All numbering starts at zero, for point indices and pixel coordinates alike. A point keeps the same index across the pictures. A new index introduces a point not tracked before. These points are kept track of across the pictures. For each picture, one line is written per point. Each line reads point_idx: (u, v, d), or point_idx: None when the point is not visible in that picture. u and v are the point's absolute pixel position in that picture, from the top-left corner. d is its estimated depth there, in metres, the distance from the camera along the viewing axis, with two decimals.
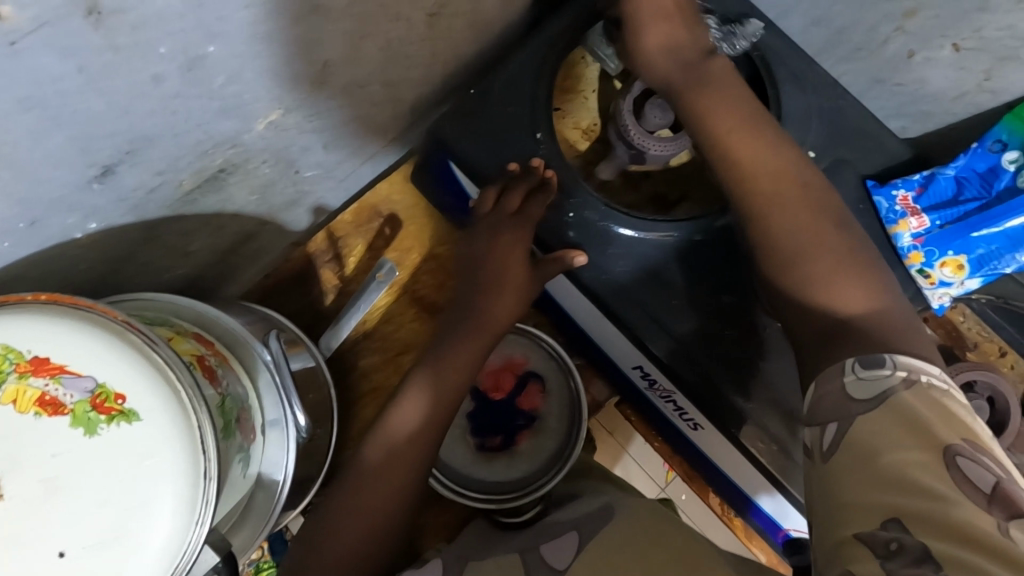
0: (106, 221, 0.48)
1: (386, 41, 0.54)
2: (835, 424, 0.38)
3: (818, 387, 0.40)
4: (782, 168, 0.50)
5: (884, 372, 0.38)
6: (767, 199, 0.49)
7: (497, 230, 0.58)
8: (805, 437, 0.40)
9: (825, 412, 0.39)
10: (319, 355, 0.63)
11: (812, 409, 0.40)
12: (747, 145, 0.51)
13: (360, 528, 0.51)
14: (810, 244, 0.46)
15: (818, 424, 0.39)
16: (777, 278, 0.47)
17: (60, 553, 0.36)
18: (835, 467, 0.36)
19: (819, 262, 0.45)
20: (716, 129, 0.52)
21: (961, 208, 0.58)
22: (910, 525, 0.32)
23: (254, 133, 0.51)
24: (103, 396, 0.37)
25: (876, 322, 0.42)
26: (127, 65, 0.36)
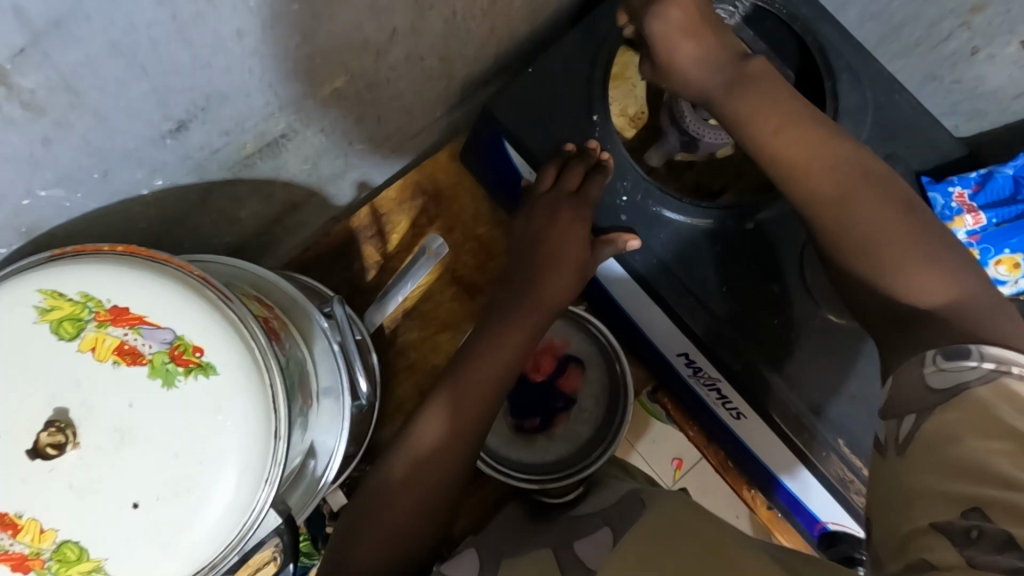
0: (171, 179, 0.48)
1: (452, 13, 0.53)
2: (911, 416, 0.39)
3: (897, 379, 0.41)
4: (827, 169, 0.46)
5: (968, 364, 0.38)
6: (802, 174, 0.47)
7: (556, 209, 0.58)
8: (881, 432, 0.41)
9: (901, 404, 0.40)
10: (364, 330, 0.62)
11: (890, 400, 0.41)
12: (796, 148, 0.46)
13: (409, 500, 0.51)
14: (883, 239, 0.44)
15: (896, 417, 0.40)
16: (858, 270, 0.46)
17: (133, 504, 0.36)
18: (910, 457, 0.37)
19: (896, 255, 0.44)
20: (763, 130, 0.47)
21: (1017, 207, 0.57)
22: (990, 513, 0.32)
23: (317, 98, 0.51)
24: (181, 348, 0.36)
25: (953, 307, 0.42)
26: (215, 15, 0.36)
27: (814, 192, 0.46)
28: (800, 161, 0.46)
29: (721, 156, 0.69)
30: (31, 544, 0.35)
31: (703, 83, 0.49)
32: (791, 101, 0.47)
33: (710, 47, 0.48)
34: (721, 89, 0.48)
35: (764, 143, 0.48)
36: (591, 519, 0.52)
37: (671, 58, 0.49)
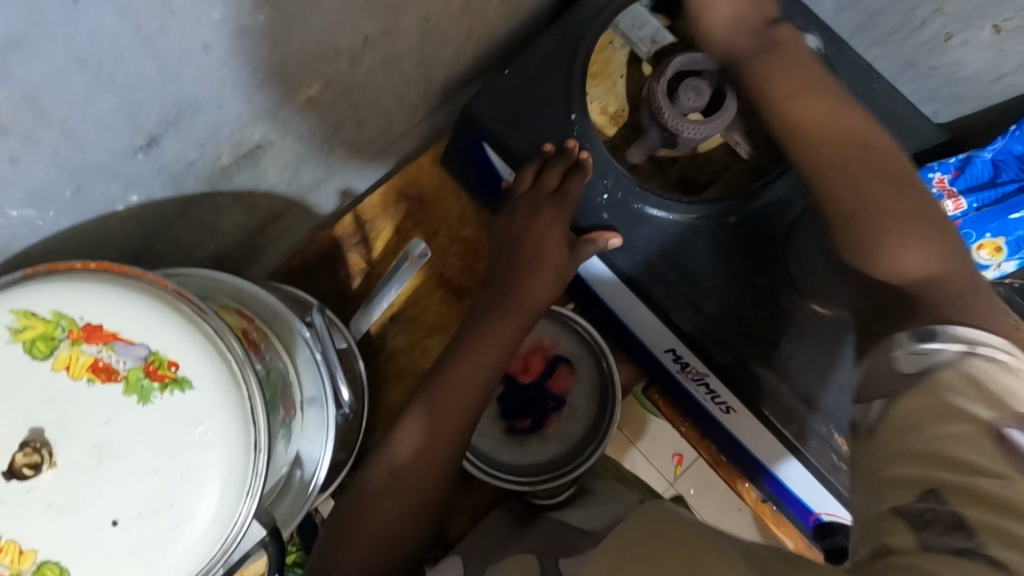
0: (145, 194, 0.47)
1: (425, 18, 0.53)
2: (883, 397, 0.40)
3: (870, 364, 0.43)
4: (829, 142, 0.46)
5: (941, 351, 0.39)
6: (795, 146, 0.47)
7: (536, 209, 0.58)
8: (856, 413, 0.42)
9: (878, 390, 0.41)
10: (349, 337, 0.62)
11: (864, 385, 0.42)
12: (814, 121, 0.46)
13: (398, 504, 0.51)
14: (885, 208, 0.44)
15: (870, 394, 0.41)
16: (846, 242, 0.46)
17: (113, 521, 0.35)
18: (873, 435, 0.39)
19: (886, 227, 0.44)
20: (775, 95, 0.47)
21: (999, 190, 0.57)
22: (948, 496, 0.32)
23: (291, 106, 0.51)
24: (157, 363, 0.36)
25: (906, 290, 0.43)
26: (179, 28, 0.36)
27: (846, 179, 0.45)
28: (816, 123, 0.46)
29: (703, 152, 0.69)
30: (12, 565, 0.34)
31: (731, 43, 0.48)
32: (810, 66, 0.47)
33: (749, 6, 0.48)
34: (749, 50, 0.48)
35: (787, 109, 0.47)
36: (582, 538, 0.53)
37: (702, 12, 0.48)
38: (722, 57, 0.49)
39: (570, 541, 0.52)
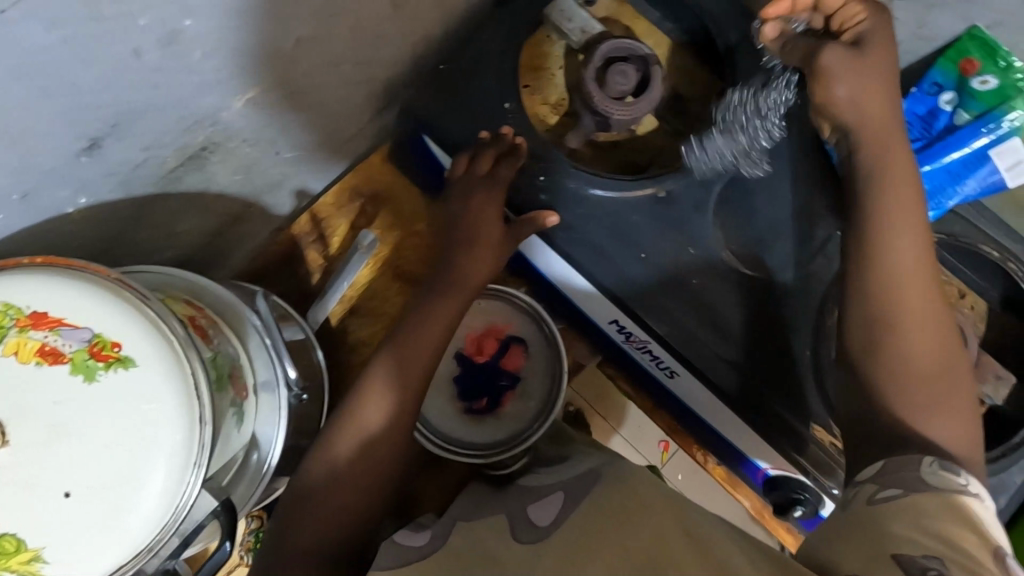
0: (95, 197, 0.50)
1: (358, 20, 0.57)
2: (897, 489, 0.41)
3: (886, 462, 0.43)
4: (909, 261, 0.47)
5: (957, 479, 0.40)
6: (871, 241, 0.48)
7: (470, 191, 0.62)
8: (850, 493, 0.43)
9: (889, 479, 0.42)
10: (307, 329, 0.65)
11: (874, 470, 0.43)
12: (904, 220, 0.48)
13: (359, 479, 0.52)
14: (916, 336, 0.46)
15: (881, 484, 0.42)
16: (860, 365, 0.48)
17: (65, 493, 0.38)
18: (874, 511, 0.40)
19: (921, 388, 0.45)
20: (885, 203, 0.49)
21: (905, 148, 0.61)
22: (949, 563, 0.34)
23: (233, 110, 0.54)
24: (100, 344, 0.39)
25: (906, 409, 0.45)
26: (110, 37, 0.39)
27: (889, 272, 0.47)
28: (884, 236, 0.48)
29: (641, 134, 0.73)
30: None
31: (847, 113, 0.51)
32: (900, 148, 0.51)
33: (861, 78, 0.50)
34: (857, 117, 0.51)
35: (879, 209, 0.49)
36: (542, 487, 0.53)
37: (827, 86, 0.51)
38: (841, 121, 0.52)
39: (530, 494, 0.53)
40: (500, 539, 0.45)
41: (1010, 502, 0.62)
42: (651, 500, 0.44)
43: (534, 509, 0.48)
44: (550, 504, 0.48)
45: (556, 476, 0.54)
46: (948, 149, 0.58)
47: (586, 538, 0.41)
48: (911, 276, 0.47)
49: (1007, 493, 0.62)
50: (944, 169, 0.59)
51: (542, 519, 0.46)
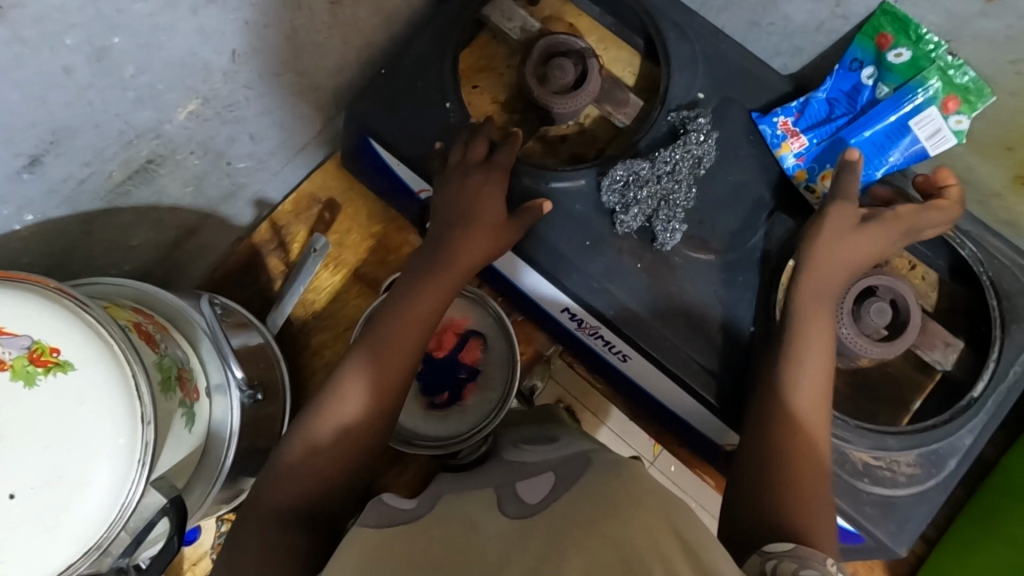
0: (42, 213, 0.52)
1: (294, 31, 0.59)
2: (811, 573, 0.39)
3: (800, 550, 0.42)
4: (809, 384, 0.55)
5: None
6: (785, 361, 0.56)
7: (466, 172, 0.62)
8: (767, 571, 0.41)
9: (807, 565, 0.40)
10: (266, 333, 0.67)
11: (794, 556, 0.41)
12: (813, 356, 0.56)
13: (341, 459, 0.53)
14: (797, 458, 0.51)
15: (799, 565, 0.40)
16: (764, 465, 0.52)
17: (10, 495, 0.39)
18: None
19: (806, 483, 0.50)
20: (806, 312, 0.58)
21: (834, 124, 0.64)
22: None
23: (175, 122, 0.55)
24: (39, 350, 0.40)
25: (781, 503, 0.49)
26: (37, 56, 0.41)
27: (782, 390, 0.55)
28: (802, 340, 0.57)
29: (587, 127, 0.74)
30: None
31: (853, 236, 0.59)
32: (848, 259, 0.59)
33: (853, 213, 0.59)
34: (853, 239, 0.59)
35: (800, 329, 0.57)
36: (536, 464, 0.52)
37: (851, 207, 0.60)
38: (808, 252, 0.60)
39: (520, 471, 0.51)
40: (489, 514, 0.44)
41: (961, 464, 0.63)
42: (644, 494, 0.41)
43: (523, 485, 0.47)
44: (541, 483, 0.47)
45: (553, 455, 0.53)
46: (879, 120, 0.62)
47: (570, 527, 0.38)
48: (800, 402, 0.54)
49: (957, 455, 0.63)
50: (868, 137, 0.63)
51: (531, 496, 0.45)
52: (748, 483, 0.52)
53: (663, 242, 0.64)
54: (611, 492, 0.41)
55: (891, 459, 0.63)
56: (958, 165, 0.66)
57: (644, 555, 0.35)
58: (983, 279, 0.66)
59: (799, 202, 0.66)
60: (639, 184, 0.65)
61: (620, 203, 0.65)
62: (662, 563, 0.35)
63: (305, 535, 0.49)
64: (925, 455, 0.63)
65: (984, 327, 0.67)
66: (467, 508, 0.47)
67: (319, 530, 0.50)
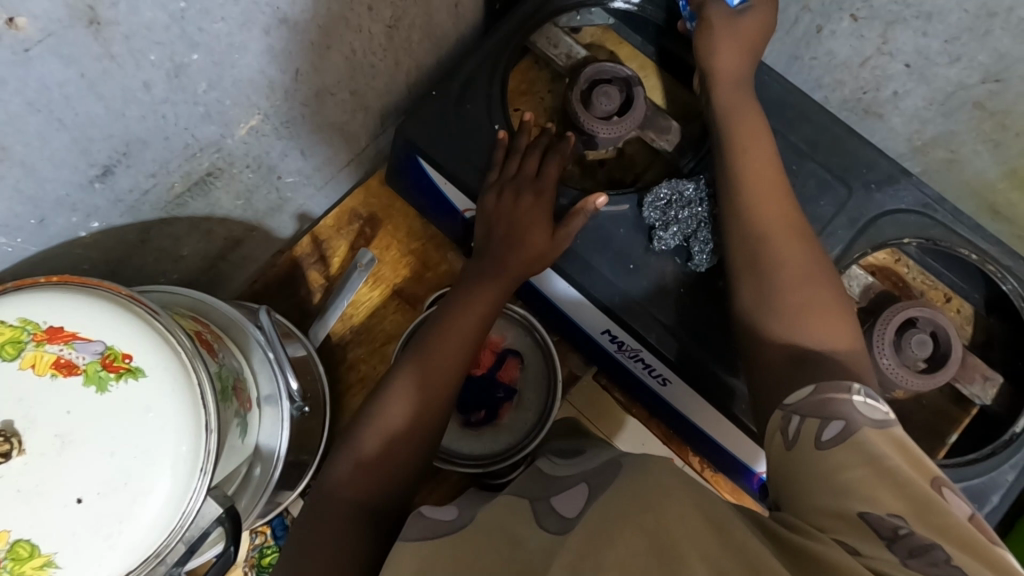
0: (106, 222, 0.53)
1: (353, 51, 0.60)
2: (840, 422, 0.41)
3: (817, 389, 0.45)
4: (758, 200, 0.58)
5: (881, 408, 0.41)
6: (741, 214, 0.59)
7: (519, 190, 0.64)
8: (786, 422, 0.45)
9: (826, 413, 0.42)
10: (308, 345, 0.67)
11: (806, 399, 0.44)
12: (765, 191, 0.59)
13: (395, 471, 0.56)
14: (788, 289, 0.54)
15: (822, 419, 0.42)
16: (765, 311, 0.54)
17: (77, 499, 0.40)
18: (824, 453, 0.40)
19: (799, 309, 0.53)
20: (734, 129, 0.62)
21: None
22: (867, 544, 0.34)
23: (236, 137, 0.57)
24: (112, 356, 0.41)
25: (792, 344, 0.52)
26: (123, 71, 0.43)
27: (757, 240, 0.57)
28: (737, 165, 0.60)
29: (628, 153, 0.75)
30: None
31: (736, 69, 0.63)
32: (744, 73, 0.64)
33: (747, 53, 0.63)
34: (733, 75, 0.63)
35: (736, 150, 0.61)
36: (570, 478, 0.52)
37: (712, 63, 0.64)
38: (729, 82, 0.64)
39: (556, 484, 0.51)
40: (526, 527, 0.44)
41: (1003, 499, 0.63)
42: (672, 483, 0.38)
43: (559, 498, 0.47)
44: (576, 496, 0.46)
45: (585, 467, 0.53)
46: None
47: (606, 519, 0.36)
48: (775, 218, 0.58)
49: (999, 491, 0.63)
50: None
51: (569, 510, 0.45)
52: (758, 328, 0.55)
53: (698, 263, 0.65)
54: (638, 481, 0.39)
55: None
56: (998, 200, 0.67)
57: (677, 547, 0.34)
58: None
59: (838, 233, 0.67)
60: (683, 204, 0.66)
61: (661, 219, 0.66)
62: (698, 553, 0.33)
63: (359, 537, 0.52)
64: (967, 490, 0.63)
65: None
66: (504, 518, 0.46)
67: (382, 525, 0.53)
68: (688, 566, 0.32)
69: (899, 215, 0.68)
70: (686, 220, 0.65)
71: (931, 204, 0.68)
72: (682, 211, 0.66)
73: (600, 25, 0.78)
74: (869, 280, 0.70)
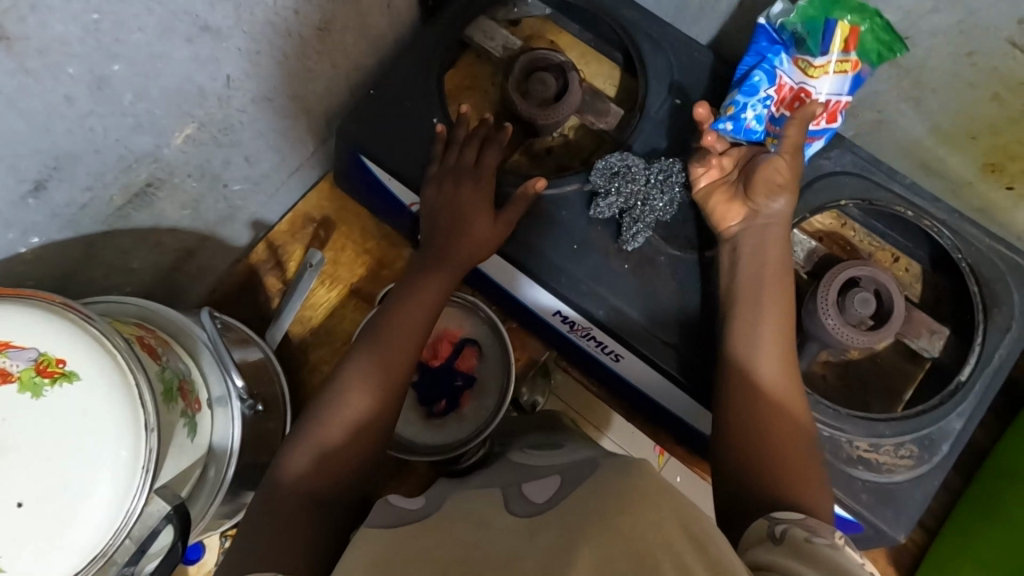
0: (47, 237, 0.54)
1: (285, 56, 0.62)
2: (824, 539, 0.40)
3: (806, 518, 0.44)
4: (749, 280, 0.60)
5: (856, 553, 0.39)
6: (736, 321, 0.59)
7: (458, 179, 0.66)
8: (777, 527, 0.43)
9: (814, 532, 0.41)
10: (265, 348, 0.68)
11: (807, 520, 0.43)
12: (766, 279, 0.59)
13: (348, 460, 0.57)
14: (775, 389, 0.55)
15: (810, 531, 0.42)
16: (744, 396, 0.55)
17: (18, 503, 0.40)
18: (816, 548, 0.39)
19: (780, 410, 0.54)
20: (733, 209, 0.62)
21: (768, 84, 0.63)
22: None
23: (172, 147, 0.58)
24: (46, 361, 0.42)
25: (768, 477, 0.51)
26: (41, 85, 0.44)
27: (751, 348, 0.57)
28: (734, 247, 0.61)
29: (572, 137, 0.77)
30: None
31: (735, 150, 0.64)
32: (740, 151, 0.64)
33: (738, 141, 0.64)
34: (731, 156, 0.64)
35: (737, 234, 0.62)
36: (545, 467, 0.53)
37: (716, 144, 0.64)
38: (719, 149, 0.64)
39: (529, 472, 0.52)
40: (497, 511, 0.45)
41: (953, 448, 0.64)
42: (650, 488, 0.40)
43: (530, 486, 0.48)
44: (548, 484, 0.47)
45: (557, 462, 0.53)
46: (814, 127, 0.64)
47: (581, 522, 0.38)
48: (775, 307, 0.58)
49: (949, 440, 0.64)
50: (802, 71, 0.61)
51: (539, 495, 0.46)
52: (736, 413, 0.55)
53: (626, 239, 0.66)
54: (607, 492, 0.40)
55: (883, 446, 0.64)
56: (929, 156, 0.68)
57: (654, 554, 0.35)
58: (963, 265, 0.68)
59: None
60: (628, 177, 0.66)
61: (605, 186, 0.67)
62: (673, 561, 0.35)
63: (316, 530, 0.52)
64: (918, 441, 0.64)
65: (967, 314, 0.69)
66: (474, 508, 0.47)
67: (336, 514, 0.54)
68: (664, 572, 0.34)
69: (837, 178, 0.69)
70: (625, 193, 0.66)
71: (867, 166, 0.70)
72: (621, 186, 0.66)
73: (538, 17, 0.79)
74: (813, 245, 0.71)
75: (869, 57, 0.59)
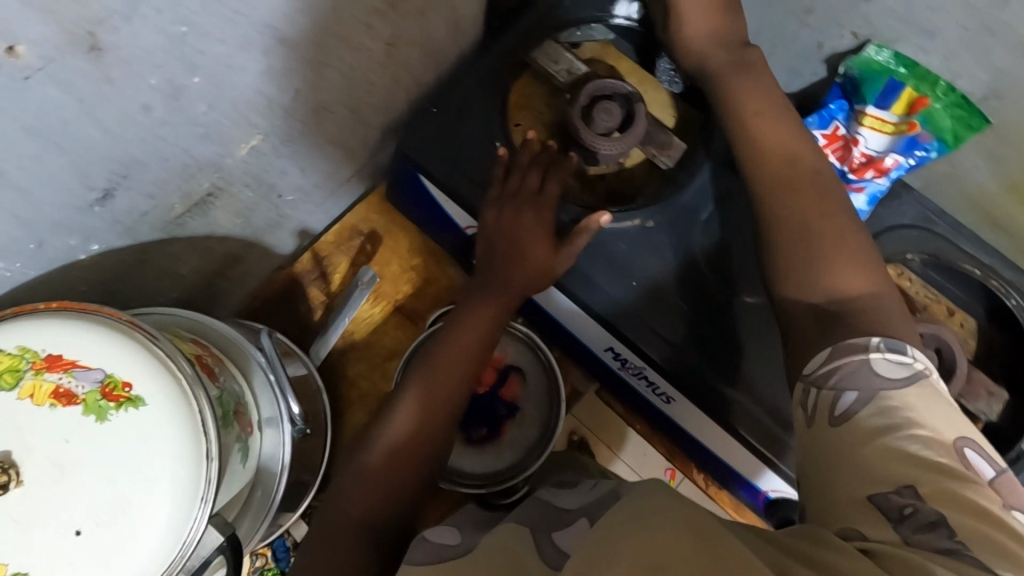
0: (106, 243, 0.53)
1: (352, 69, 0.60)
2: (852, 391, 0.43)
3: (835, 348, 0.46)
4: (785, 165, 0.57)
5: (902, 366, 0.43)
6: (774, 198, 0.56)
7: (519, 207, 0.64)
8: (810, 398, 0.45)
9: (846, 384, 0.44)
10: (309, 364, 0.67)
11: (829, 359, 0.46)
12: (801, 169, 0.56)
13: (393, 492, 0.55)
14: (821, 228, 0.53)
15: (835, 389, 0.44)
16: (790, 256, 0.53)
17: (76, 531, 0.39)
18: (854, 423, 0.42)
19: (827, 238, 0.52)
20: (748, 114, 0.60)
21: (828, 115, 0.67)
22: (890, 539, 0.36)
23: (235, 157, 0.57)
24: (112, 385, 0.41)
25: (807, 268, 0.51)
26: (121, 94, 0.42)
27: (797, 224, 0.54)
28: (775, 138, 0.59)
29: (630, 165, 0.73)
30: None
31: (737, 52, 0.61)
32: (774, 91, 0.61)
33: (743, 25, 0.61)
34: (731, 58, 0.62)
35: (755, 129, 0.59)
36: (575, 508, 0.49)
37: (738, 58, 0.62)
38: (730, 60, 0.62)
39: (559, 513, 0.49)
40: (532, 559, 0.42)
41: None
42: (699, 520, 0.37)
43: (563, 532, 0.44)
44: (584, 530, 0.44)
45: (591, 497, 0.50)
46: (852, 176, 0.66)
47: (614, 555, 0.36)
48: (806, 187, 0.55)
49: None
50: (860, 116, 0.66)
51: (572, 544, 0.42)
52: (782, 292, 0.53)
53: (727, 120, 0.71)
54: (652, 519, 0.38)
55: None
56: (997, 211, 0.67)
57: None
58: None
59: None
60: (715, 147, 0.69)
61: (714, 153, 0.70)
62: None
63: (363, 558, 0.52)
64: None
65: None
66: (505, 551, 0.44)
67: (382, 545, 0.53)
68: None
69: (900, 230, 0.68)
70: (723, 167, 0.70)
71: (932, 217, 0.68)
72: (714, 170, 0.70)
73: (600, 41, 0.77)
74: None
75: (942, 135, 0.62)
